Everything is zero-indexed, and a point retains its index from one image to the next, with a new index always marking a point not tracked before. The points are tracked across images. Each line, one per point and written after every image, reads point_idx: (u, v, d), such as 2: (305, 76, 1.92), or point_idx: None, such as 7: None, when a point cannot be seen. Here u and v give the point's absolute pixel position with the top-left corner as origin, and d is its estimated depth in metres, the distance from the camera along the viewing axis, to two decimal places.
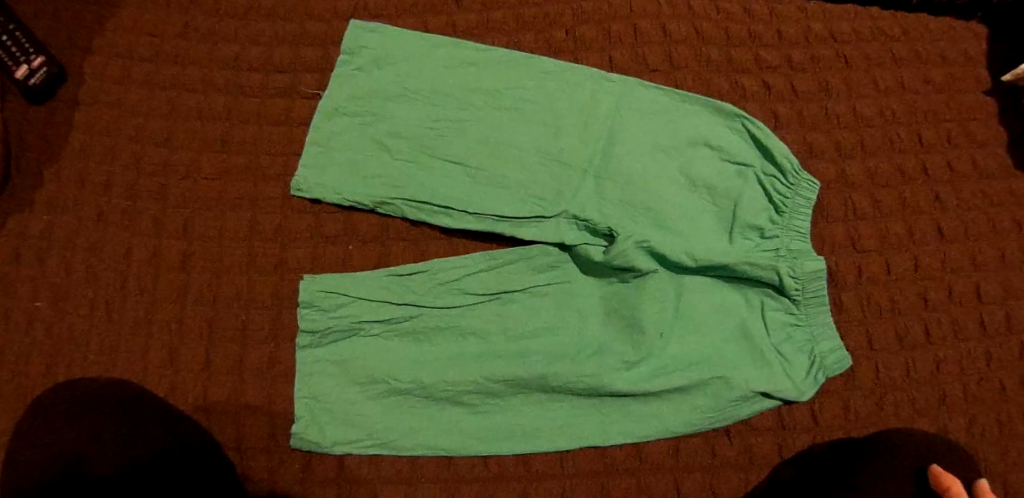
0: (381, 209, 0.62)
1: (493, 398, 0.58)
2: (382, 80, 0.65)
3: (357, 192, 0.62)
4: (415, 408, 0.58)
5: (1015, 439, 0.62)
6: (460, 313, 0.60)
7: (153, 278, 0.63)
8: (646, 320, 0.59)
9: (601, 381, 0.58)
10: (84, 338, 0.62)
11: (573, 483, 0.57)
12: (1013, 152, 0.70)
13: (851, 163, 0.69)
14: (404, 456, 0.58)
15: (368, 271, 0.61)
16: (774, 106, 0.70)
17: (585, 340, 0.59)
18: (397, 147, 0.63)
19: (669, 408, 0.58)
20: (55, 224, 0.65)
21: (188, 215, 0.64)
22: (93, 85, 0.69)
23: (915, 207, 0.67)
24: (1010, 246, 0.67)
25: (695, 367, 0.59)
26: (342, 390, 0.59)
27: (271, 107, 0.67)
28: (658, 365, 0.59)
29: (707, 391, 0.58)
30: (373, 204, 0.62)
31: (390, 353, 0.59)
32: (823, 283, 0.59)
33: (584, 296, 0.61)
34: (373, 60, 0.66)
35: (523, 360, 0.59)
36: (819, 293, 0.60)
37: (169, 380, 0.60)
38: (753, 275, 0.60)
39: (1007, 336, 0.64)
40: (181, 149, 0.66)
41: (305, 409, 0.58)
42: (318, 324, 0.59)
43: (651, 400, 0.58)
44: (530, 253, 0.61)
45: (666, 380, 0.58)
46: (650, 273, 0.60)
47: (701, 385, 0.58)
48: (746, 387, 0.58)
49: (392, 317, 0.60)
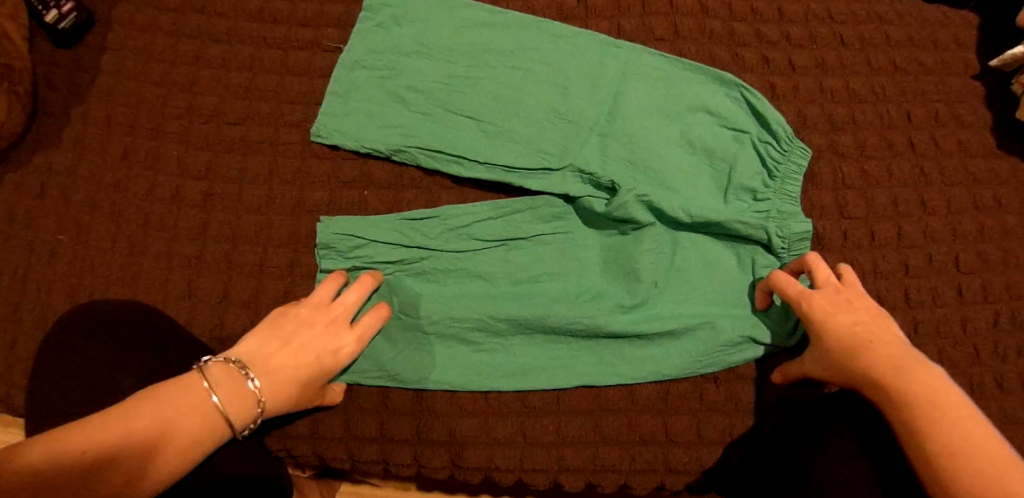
0: (396, 156, 0.65)
1: (496, 336, 0.62)
2: (402, 37, 0.68)
3: (374, 140, 0.66)
4: (422, 344, 0.62)
5: (985, 401, 0.66)
6: (468, 257, 0.64)
7: (176, 216, 0.66)
8: (642, 269, 0.63)
9: (599, 322, 0.61)
10: (106, 270, 0.64)
11: (568, 419, 0.61)
12: (997, 134, 0.74)
13: (842, 135, 0.72)
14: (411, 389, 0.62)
15: (382, 215, 0.65)
16: (772, 79, 0.73)
17: (585, 286, 0.63)
18: (413, 100, 0.67)
19: (661, 352, 0.62)
20: (81, 162, 0.68)
21: (210, 157, 0.67)
22: (121, 33, 0.72)
23: (902, 180, 0.71)
24: (989, 221, 0.71)
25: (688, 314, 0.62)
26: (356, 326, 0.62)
27: (292, 59, 0.70)
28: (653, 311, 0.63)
29: (697, 337, 0.62)
30: (389, 152, 0.65)
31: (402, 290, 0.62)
32: (808, 244, 0.63)
33: (585, 246, 0.65)
34: (393, 17, 0.69)
35: (526, 302, 0.62)
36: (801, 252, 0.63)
37: (187, 311, 0.64)
38: (746, 230, 0.64)
39: (982, 304, 0.68)
40: (205, 95, 0.69)
41: None
42: (336, 261, 0.63)
43: (644, 343, 0.62)
44: (536, 204, 0.64)
45: (660, 325, 0.62)
46: (649, 225, 0.64)
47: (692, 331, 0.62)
48: (734, 333, 0.61)
49: (404, 259, 0.63)
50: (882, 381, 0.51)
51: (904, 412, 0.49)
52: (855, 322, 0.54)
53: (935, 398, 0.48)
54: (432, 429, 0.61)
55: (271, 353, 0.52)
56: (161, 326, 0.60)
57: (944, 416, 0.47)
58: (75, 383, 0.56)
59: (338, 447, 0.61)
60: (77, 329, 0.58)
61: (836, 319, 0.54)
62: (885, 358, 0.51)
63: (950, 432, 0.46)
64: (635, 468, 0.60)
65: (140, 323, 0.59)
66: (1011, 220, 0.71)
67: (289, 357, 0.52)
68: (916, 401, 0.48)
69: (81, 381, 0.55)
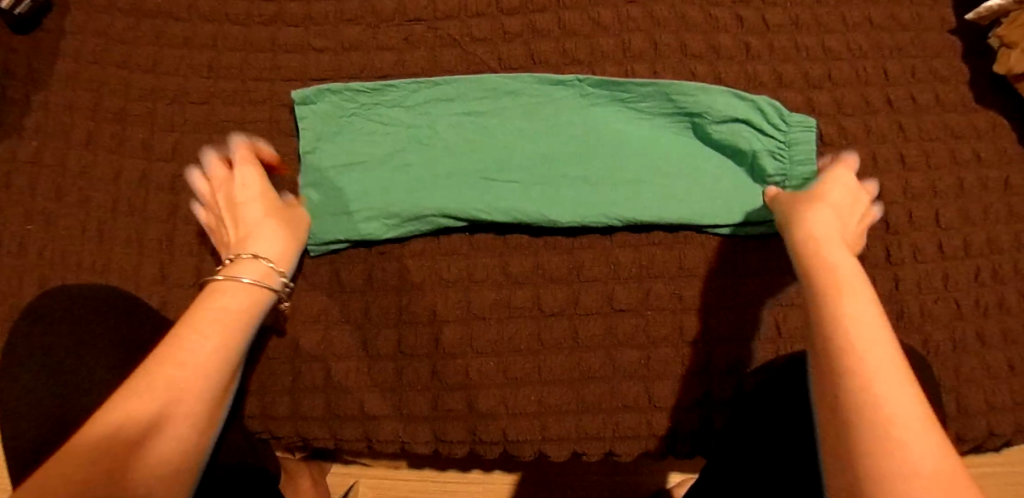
0: (402, 225, 0.63)
1: (512, 187, 0.64)
2: (377, 30, 0.70)
3: (367, 220, 0.63)
4: (444, 181, 0.64)
5: (968, 357, 0.66)
6: (460, 111, 0.67)
7: (144, 200, 0.65)
8: (633, 142, 0.66)
9: (609, 174, 0.65)
10: (75, 258, 0.63)
11: (550, 389, 0.61)
12: (975, 88, 0.73)
13: (818, 93, 0.71)
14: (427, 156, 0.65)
15: (373, 110, 0.67)
16: (746, 39, 0.71)
17: (584, 139, 0.66)
18: (404, 188, 0.64)
19: (674, 197, 0.64)
20: (46, 150, 0.66)
21: (177, 138, 0.67)
22: (79, 16, 0.70)
23: (879, 136, 0.70)
24: (968, 176, 0.70)
25: (693, 197, 0.64)
26: (358, 138, 0.66)
27: (256, 36, 0.70)
28: (641, 136, 0.67)
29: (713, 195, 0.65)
30: (391, 227, 0.63)
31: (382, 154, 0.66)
32: (809, 128, 0.65)
33: (578, 118, 0.67)
34: (370, 11, 0.71)
35: (543, 165, 0.65)
36: (808, 144, 0.65)
37: (160, 296, 0.63)
38: (746, 114, 0.66)
39: (963, 259, 0.68)
40: (167, 75, 0.68)
41: (306, 137, 0.66)
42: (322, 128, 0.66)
43: (649, 192, 0.64)
44: (525, 94, 0.67)
45: (653, 158, 0.66)
46: (633, 124, 0.67)
47: (709, 211, 0.64)
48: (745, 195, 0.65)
49: (390, 94, 0.67)
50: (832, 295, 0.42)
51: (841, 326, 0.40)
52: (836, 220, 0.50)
53: (887, 347, 0.38)
54: (413, 404, 0.61)
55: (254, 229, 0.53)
56: (136, 321, 0.58)
57: (896, 384, 0.36)
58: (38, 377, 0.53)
59: (320, 427, 0.61)
60: (54, 325, 0.56)
61: (819, 213, 0.49)
62: (860, 290, 0.42)
63: (894, 401, 0.35)
64: (618, 434, 0.61)
65: (112, 311, 0.58)
66: (989, 174, 0.70)
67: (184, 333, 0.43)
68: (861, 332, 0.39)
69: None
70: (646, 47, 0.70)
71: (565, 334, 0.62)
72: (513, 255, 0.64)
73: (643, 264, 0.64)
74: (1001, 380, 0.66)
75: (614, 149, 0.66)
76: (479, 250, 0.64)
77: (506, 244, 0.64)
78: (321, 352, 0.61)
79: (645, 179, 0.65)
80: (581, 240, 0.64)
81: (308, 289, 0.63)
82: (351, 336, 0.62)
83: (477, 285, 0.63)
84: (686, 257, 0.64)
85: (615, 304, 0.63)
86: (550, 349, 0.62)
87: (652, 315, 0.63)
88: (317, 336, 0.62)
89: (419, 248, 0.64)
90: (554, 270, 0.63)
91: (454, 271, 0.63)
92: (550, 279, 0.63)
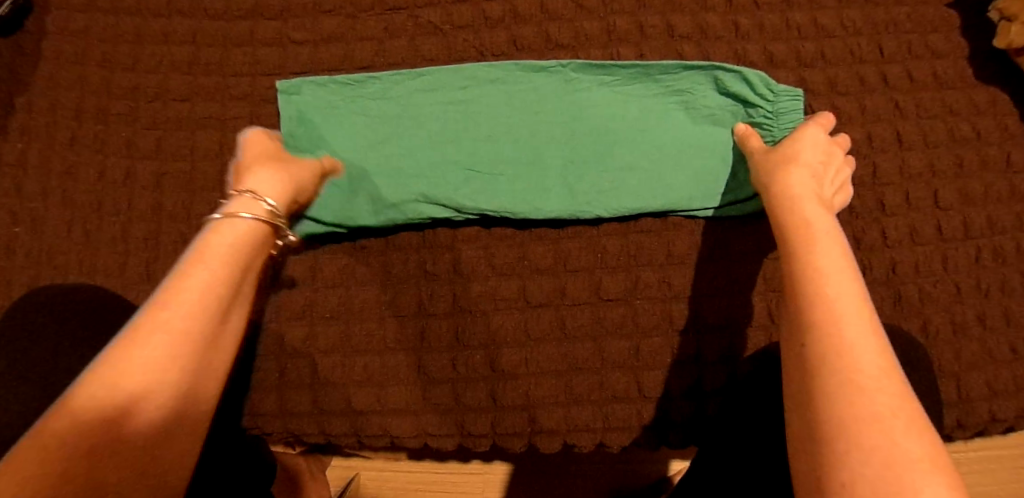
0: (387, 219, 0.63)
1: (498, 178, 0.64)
2: (357, 21, 0.69)
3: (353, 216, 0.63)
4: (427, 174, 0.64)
5: (969, 341, 0.64)
6: (445, 101, 0.66)
7: (129, 198, 0.65)
8: (620, 128, 0.65)
9: (596, 162, 0.64)
10: (62, 258, 0.63)
11: (538, 381, 0.60)
12: (974, 63, 0.71)
13: (811, 72, 0.69)
14: (412, 149, 0.65)
15: (358, 101, 0.66)
16: (735, 18, 0.70)
17: (572, 125, 0.65)
18: (391, 179, 0.64)
19: (660, 183, 0.63)
20: (30, 152, 0.65)
21: (160, 136, 0.66)
22: (59, 16, 0.69)
23: (875, 115, 0.69)
24: (968, 154, 0.68)
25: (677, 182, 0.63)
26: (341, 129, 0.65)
27: (235, 30, 0.69)
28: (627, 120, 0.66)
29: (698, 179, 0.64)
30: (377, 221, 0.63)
31: (368, 143, 0.65)
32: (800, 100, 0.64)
33: (565, 103, 0.66)
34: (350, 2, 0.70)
35: (527, 156, 0.65)
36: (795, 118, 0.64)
37: (146, 294, 0.62)
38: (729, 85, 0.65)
39: (962, 240, 0.66)
40: (149, 72, 0.68)
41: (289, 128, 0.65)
42: (306, 117, 0.66)
43: (635, 180, 0.64)
44: (512, 82, 0.66)
45: (639, 144, 0.65)
46: (621, 108, 0.66)
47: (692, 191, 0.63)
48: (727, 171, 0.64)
49: (375, 85, 0.66)
50: (809, 252, 0.45)
51: (811, 278, 0.43)
52: (814, 180, 0.54)
53: (853, 298, 0.41)
54: (401, 398, 0.60)
55: (253, 176, 0.53)
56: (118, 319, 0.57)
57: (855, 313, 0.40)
58: (20, 371, 0.52)
59: (308, 422, 0.60)
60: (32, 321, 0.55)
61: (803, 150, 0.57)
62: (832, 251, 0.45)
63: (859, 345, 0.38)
64: (608, 425, 0.60)
65: (89, 307, 0.56)
66: (990, 152, 0.68)
67: (188, 289, 0.40)
68: (827, 267, 0.43)
69: (33, 376, 0.52)
70: (632, 29, 0.68)
71: (553, 326, 0.61)
72: (499, 245, 0.63)
73: (632, 252, 0.62)
74: (1004, 364, 0.64)
75: (601, 135, 0.65)
76: (464, 241, 0.63)
77: (491, 235, 0.63)
78: (306, 348, 0.61)
79: (631, 167, 0.64)
80: (567, 229, 0.63)
81: (292, 285, 0.63)
82: (337, 330, 0.61)
83: (462, 276, 0.62)
84: (676, 246, 0.63)
85: (602, 294, 0.61)
86: (537, 341, 0.61)
87: (642, 304, 0.61)
88: (303, 332, 0.61)
89: (404, 242, 0.64)
90: (540, 260, 0.62)
91: (440, 264, 0.63)
92: (536, 269, 0.62)
